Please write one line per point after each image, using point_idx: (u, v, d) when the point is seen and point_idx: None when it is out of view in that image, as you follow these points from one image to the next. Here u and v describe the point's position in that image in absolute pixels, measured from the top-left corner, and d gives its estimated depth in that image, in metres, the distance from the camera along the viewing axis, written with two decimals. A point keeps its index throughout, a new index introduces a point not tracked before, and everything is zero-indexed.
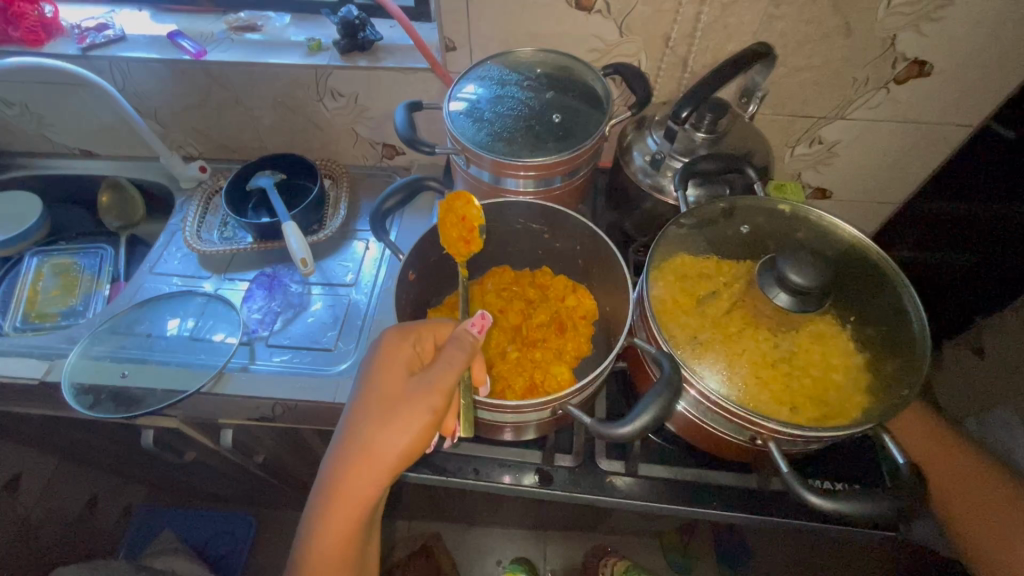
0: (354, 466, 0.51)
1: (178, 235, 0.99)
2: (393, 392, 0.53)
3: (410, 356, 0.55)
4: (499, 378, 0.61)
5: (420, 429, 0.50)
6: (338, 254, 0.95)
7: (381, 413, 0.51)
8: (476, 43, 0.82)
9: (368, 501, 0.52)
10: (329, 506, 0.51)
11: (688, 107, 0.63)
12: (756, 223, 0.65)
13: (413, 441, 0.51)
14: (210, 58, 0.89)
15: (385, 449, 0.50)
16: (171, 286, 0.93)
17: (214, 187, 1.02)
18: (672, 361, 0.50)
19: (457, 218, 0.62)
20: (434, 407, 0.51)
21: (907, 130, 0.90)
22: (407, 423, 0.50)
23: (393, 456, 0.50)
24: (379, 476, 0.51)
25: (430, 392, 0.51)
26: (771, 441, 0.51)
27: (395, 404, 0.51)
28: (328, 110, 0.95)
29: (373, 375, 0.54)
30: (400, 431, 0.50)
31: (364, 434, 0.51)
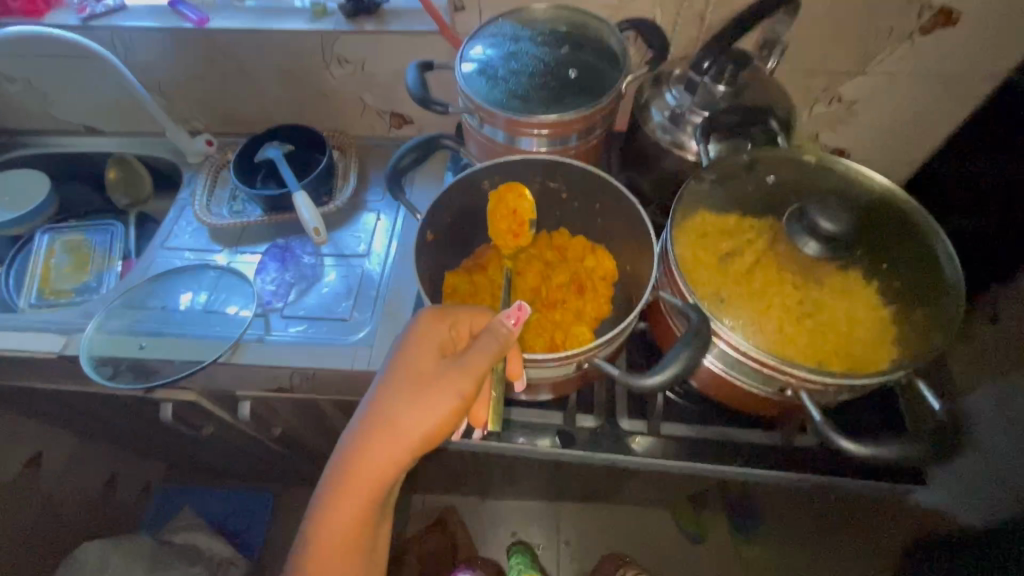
0: (378, 442, 0.50)
1: (187, 210, 0.98)
2: (424, 373, 0.51)
3: (445, 336, 0.53)
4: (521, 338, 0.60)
5: (447, 412, 0.50)
6: (349, 225, 0.93)
7: (411, 391, 0.50)
8: (486, 1, 0.80)
9: (385, 479, 0.51)
10: (344, 476, 0.51)
11: (710, 57, 0.63)
12: (781, 175, 0.64)
13: (439, 422, 0.50)
14: (213, 25, 0.87)
15: (411, 428, 0.50)
16: (183, 261, 0.92)
17: (221, 161, 1.01)
18: (699, 313, 0.49)
19: (508, 210, 0.63)
20: (465, 393, 0.50)
21: (930, 85, 0.87)
22: (435, 404, 0.50)
23: (417, 434, 0.50)
24: (401, 455, 0.50)
25: (462, 378, 0.50)
26: (802, 391, 0.51)
27: (426, 384, 0.50)
28: (335, 78, 0.93)
29: (407, 352, 0.52)
30: (427, 412, 0.49)
31: (391, 410, 0.50)
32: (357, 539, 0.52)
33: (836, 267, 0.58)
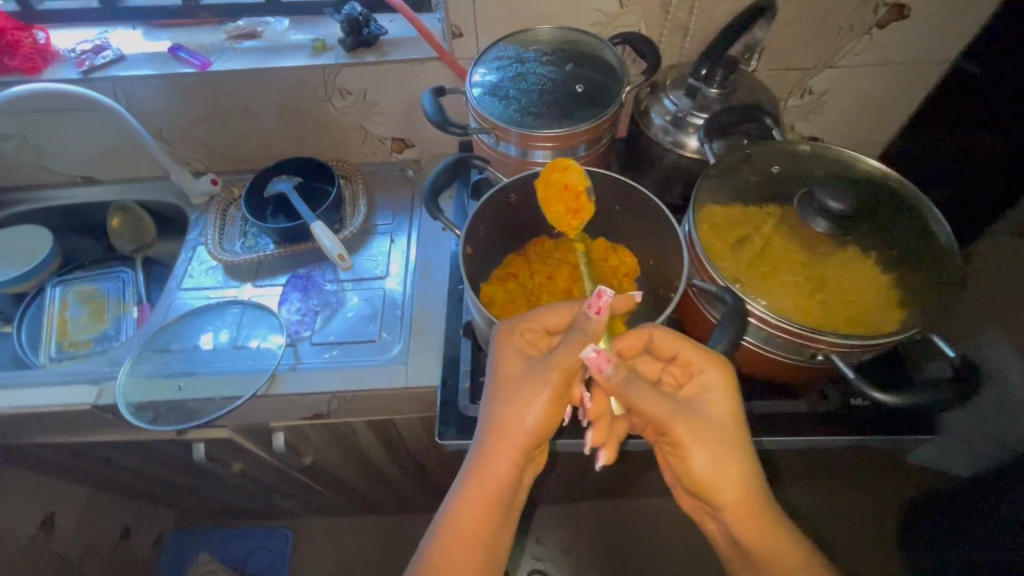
0: (488, 449, 0.54)
1: (199, 250, 0.99)
2: (516, 377, 0.55)
3: (524, 342, 0.58)
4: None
5: (548, 407, 0.53)
6: (364, 250, 0.96)
7: (506, 396, 0.55)
8: (481, 27, 0.84)
9: (504, 481, 0.54)
10: (467, 491, 0.54)
11: (707, 65, 0.70)
12: (784, 164, 0.69)
13: (543, 417, 0.54)
14: (215, 68, 0.89)
15: (518, 428, 0.53)
16: (202, 300, 0.93)
17: (227, 198, 1.02)
18: (735, 297, 0.57)
19: (557, 189, 0.64)
20: (557, 383, 0.53)
21: (888, 73, 0.96)
22: (535, 402, 0.53)
23: (527, 432, 0.54)
24: (516, 455, 0.54)
25: (555, 373, 0.53)
26: (832, 354, 0.57)
27: (516, 385, 0.55)
28: (337, 110, 0.96)
29: (495, 365, 0.57)
30: (530, 411, 0.53)
31: (496, 416, 0.54)
32: (494, 545, 0.55)
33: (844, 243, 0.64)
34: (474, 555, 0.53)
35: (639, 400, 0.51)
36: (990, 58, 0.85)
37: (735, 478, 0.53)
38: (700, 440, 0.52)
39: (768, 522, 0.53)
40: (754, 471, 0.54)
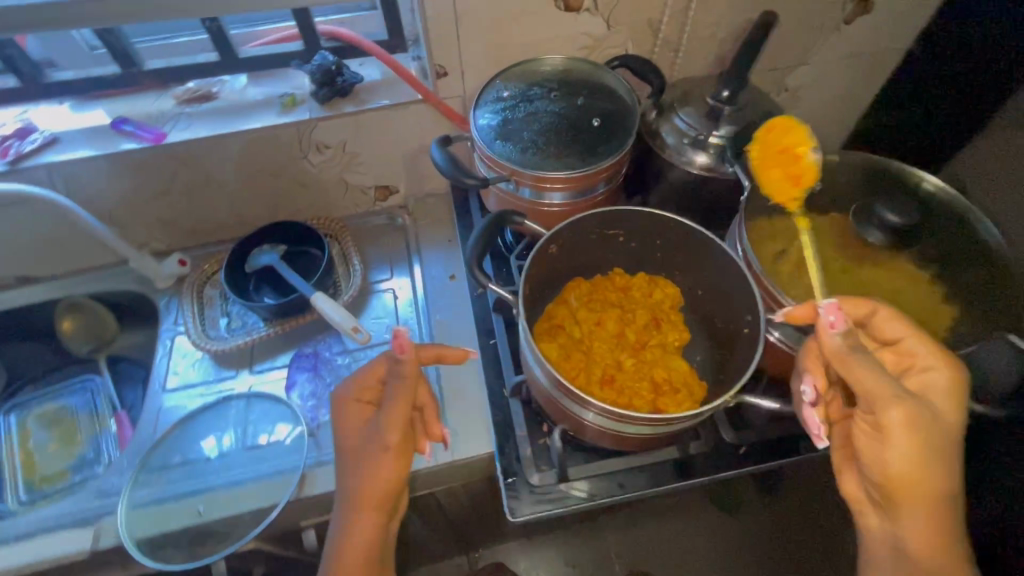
0: (347, 504, 0.57)
1: (177, 342, 0.87)
2: (358, 439, 0.58)
3: (369, 399, 0.59)
4: (625, 389, 0.61)
5: (391, 460, 0.55)
6: (367, 311, 0.89)
7: (353, 458, 0.57)
8: (468, 64, 0.79)
9: (380, 523, 0.57)
10: (347, 535, 0.56)
11: (729, 87, 0.69)
12: (826, 178, 0.69)
13: (385, 472, 0.55)
14: (171, 139, 0.79)
15: (371, 483, 0.56)
16: (193, 400, 0.82)
17: (200, 278, 0.91)
18: None
19: (777, 150, 0.64)
20: (390, 450, 0.55)
21: (856, 63, 0.99)
22: (379, 459, 0.55)
23: (372, 488, 0.56)
24: (380, 504, 0.57)
25: (386, 430, 0.55)
26: None
27: (363, 448, 0.57)
28: (314, 166, 0.88)
29: (341, 425, 0.59)
30: (369, 469, 0.55)
31: (348, 476, 0.57)
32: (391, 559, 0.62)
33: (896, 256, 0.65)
34: None
35: (863, 371, 0.47)
36: (950, 43, 0.90)
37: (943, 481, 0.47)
38: (928, 431, 0.46)
39: (948, 539, 0.48)
40: (961, 487, 0.48)
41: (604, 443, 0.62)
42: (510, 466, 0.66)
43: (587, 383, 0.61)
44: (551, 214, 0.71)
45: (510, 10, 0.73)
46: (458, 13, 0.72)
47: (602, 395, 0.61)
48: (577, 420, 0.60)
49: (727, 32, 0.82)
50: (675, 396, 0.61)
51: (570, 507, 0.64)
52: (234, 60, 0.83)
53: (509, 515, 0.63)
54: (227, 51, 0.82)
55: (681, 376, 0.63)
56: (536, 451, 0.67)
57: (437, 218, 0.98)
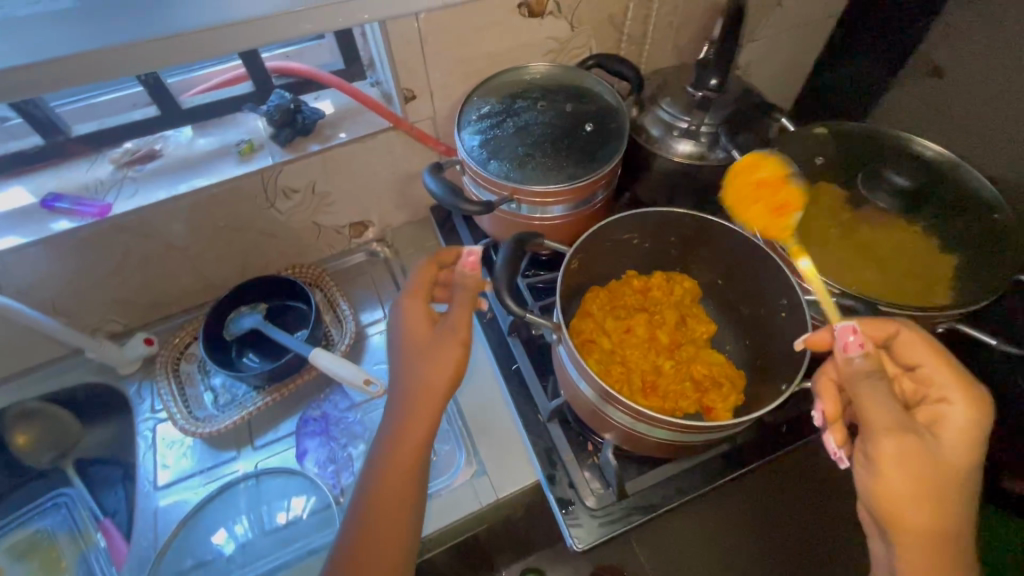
0: (406, 408, 0.58)
1: (162, 431, 0.78)
2: (422, 340, 0.59)
3: (421, 297, 0.62)
4: (669, 394, 0.60)
5: (453, 360, 0.57)
6: (367, 356, 0.83)
7: (415, 354, 0.58)
8: (435, 83, 0.75)
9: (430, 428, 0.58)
10: (393, 442, 0.57)
11: (717, 75, 0.68)
12: (827, 152, 0.71)
13: (446, 372, 0.57)
14: (118, 210, 0.70)
15: (434, 382, 0.57)
16: (195, 493, 0.73)
17: (173, 354, 0.82)
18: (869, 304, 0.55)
19: (750, 182, 0.60)
20: (456, 348, 0.57)
21: (796, 35, 1.03)
22: (442, 359, 0.57)
23: (434, 386, 0.57)
24: (435, 409, 0.58)
25: (454, 331, 0.58)
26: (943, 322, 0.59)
27: (427, 346, 0.58)
28: (282, 213, 0.81)
29: (400, 325, 0.60)
30: (435, 368, 0.57)
31: (410, 376, 0.58)
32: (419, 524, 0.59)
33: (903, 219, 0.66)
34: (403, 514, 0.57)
35: (872, 398, 0.45)
36: (879, 6, 0.95)
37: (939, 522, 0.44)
38: (930, 465, 0.44)
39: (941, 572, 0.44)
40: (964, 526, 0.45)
41: (614, 438, 0.60)
42: (564, 494, 0.64)
43: (630, 394, 0.59)
44: (555, 227, 0.69)
45: (476, 24, 0.70)
46: (423, 33, 0.68)
47: (647, 403, 0.59)
48: (611, 425, 0.58)
49: (684, 19, 0.83)
50: (722, 392, 0.61)
51: (633, 523, 0.62)
52: (176, 111, 0.75)
53: (576, 546, 0.61)
54: (167, 103, 0.74)
55: (719, 370, 0.63)
56: (587, 472, 0.65)
57: (420, 246, 0.94)
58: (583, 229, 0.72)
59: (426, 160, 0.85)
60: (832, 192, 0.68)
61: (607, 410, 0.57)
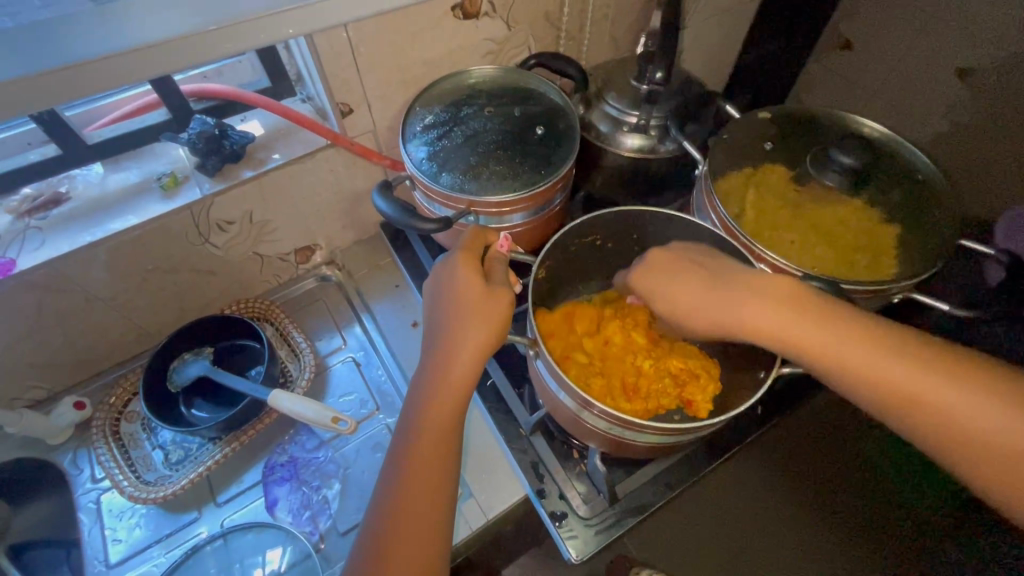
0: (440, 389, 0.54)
1: (108, 502, 0.70)
2: (474, 293, 0.56)
3: (473, 254, 0.58)
4: (648, 393, 0.60)
5: (502, 322, 0.55)
6: (332, 389, 0.78)
7: (459, 309, 0.55)
8: (372, 95, 0.71)
9: (459, 402, 0.55)
10: (423, 421, 0.54)
11: (663, 69, 0.68)
12: (773, 136, 0.72)
13: (493, 334, 0.54)
14: (25, 264, 0.62)
15: (481, 343, 0.54)
16: (156, 564, 0.66)
17: (112, 415, 0.74)
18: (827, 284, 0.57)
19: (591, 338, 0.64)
20: (509, 304, 0.55)
21: (722, 20, 1.05)
22: (492, 317, 0.54)
23: (479, 349, 0.54)
24: (470, 383, 0.55)
25: (504, 294, 0.56)
26: (901, 292, 0.62)
27: (481, 303, 0.54)
28: (219, 248, 0.75)
29: (454, 281, 0.56)
30: (485, 326, 0.54)
31: (451, 334, 0.55)
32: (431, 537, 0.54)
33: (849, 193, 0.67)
34: (418, 514, 0.53)
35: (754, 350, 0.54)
36: None
37: (844, 334, 0.50)
38: (753, 318, 0.52)
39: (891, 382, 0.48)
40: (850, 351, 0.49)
41: (598, 444, 0.60)
42: (556, 507, 0.63)
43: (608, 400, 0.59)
44: (517, 235, 0.67)
45: (411, 29, 0.66)
46: (353, 42, 0.64)
47: (627, 405, 0.59)
48: (592, 431, 0.57)
49: (618, 11, 0.83)
50: (700, 385, 0.61)
51: (626, 527, 0.62)
52: (80, 148, 0.67)
53: (574, 558, 0.60)
54: (68, 140, 0.66)
55: (694, 362, 0.63)
56: (576, 481, 0.64)
57: (373, 265, 0.89)
58: (543, 233, 0.70)
59: (371, 175, 0.81)
60: (778, 171, 0.69)
61: (592, 419, 0.55)
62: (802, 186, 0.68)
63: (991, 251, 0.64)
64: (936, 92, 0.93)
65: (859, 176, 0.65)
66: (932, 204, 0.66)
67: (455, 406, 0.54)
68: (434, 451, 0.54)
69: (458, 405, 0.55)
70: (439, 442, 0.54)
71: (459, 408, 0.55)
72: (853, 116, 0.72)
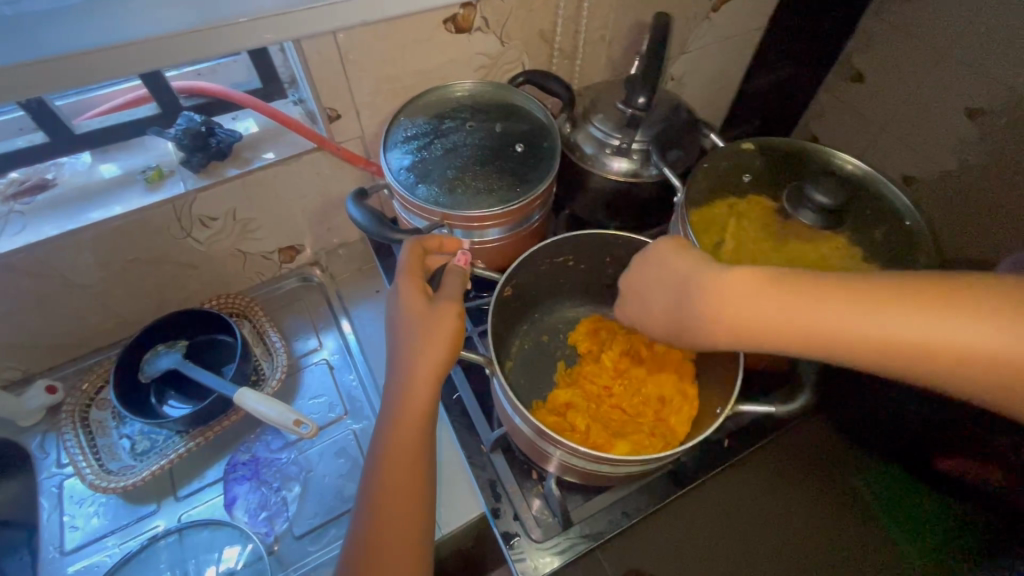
0: (395, 402, 0.55)
1: (70, 488, 0.71)
2: (424, 312, 0.56)
3: (418, 275, 0.58)
4: (628, 426, 0.60)
5: (455, 339, 0.55)
6: (302, 390, 0.79)
7: (413, 327, 0.55)
8: (361, 102, 0.71)
9: (417, 416, 0.55)
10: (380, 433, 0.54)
11: (644, 94, 0.68)
12: (753, 168, 0.71)
13: (446, 352, 0.54)
14: (3, 247, 0.62)
15: (433, 361, 0.54)
16: (110, 554, 0.66)
17: (83, 401, 0.75)
18: None
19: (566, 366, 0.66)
20: (456, 318, 0.55)
21: (725, 46, 1.04)
22: (442, 335, 0.54)
23: (433, 366, 0.54)
24: (428, 398, 0.55)
25: (454, 311, 0.56)
26: None
27: (427, 323, 0.55)
28: (201, 243, 0.76)
29: (401, 308, 0.57)
30: (436, 343, 0.54)
31: (406, 353, 0.55)
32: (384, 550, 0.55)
33: (829, 231, 0.66)
34: (369, 528, 0.52)
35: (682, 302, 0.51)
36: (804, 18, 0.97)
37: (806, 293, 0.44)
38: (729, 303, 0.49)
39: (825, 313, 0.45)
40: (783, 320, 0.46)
41: (555, 468, 0.59)
42: (509, 528, 0.62)
43: (585, 431, 0.58)
44: (492, 250, 0.67)
45: (403, 39, 0.67)
46: (343, 49, 0.64)
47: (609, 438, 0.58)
48: (547, 455, 0.57)
49: (615, 33, 0.83)
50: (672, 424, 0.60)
51: (580, 553, 0.61)
52: (68, 138, 0.68)
53: None
54: (58, 128, 0.67)
55: (671, 392, 0.62)
56: (532, 501, 0.64)
57: (356, 269, 0.90)
58: (519, 251, 0.70)
59: (358, 181, 0.81)
60: (760, 204, 0.69)
61: (546, 442, 0.55)
62: (784, 220, 0.67)
63: (962, 300, 0.64)
64: (944, 131, 0.92)
65: (837, 213, 0.65)
66: (909, 248, 0.65)
67: (412, 419, 0.54)
68: (385, 462, 0.54)
69: (414, 418, 0.54)
70: (392, 454, 0.54)
71: (415, 421, 0.55)
72: (834, 152, 0.72)
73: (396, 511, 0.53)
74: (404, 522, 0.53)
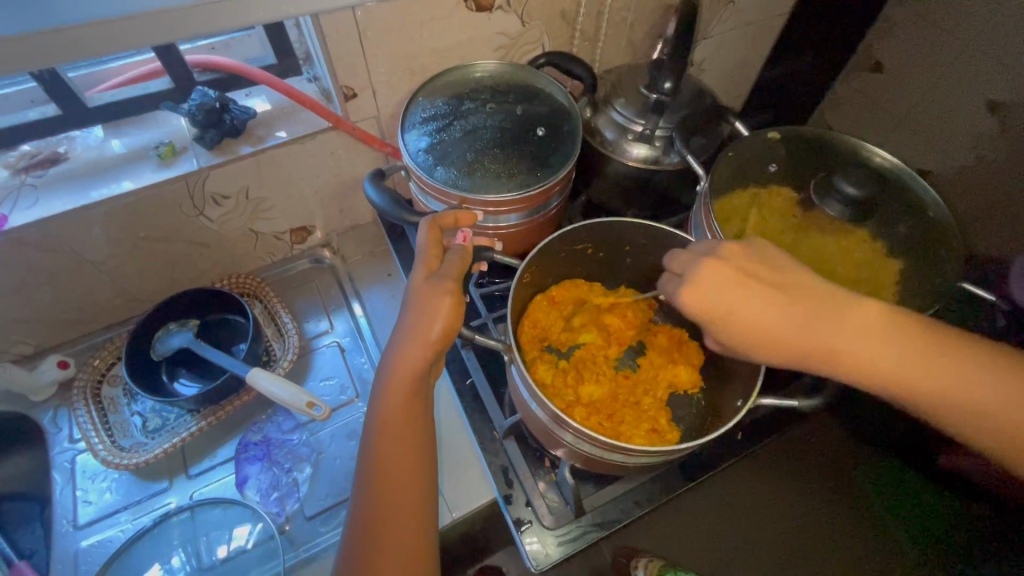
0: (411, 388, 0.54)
1: (83, 463, 0.71)
2: (422, 286, 0.54)
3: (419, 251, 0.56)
4: (607, 382, 0.62)
5: (452, 311, 0.53)
6: (314, 371, 0.78)
7: (413, 303, 0.54)
8: (377, 82, 0.70)
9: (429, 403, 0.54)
10: (393, 416, 0.53)
11: (671, 79, 0.66)
12: (777, 158, 0.70)
13: (445, 324, 0.53)
14: (16, 220, 0.62)
15: (427, 334, 0.52)
16: (122, 530, 0.67)
17: (95, 377, 0.75)
18: None
19: (545, 319, 0.66)
20: (453, 294, 0.53)
21: (746, 32, 1.02)
22: (439, 307, 0.53)
23: (432, 342, 0.53)
24: None
25: (450, 285, 0.54)
26: None
27: (425, 296, 0.53)
28: (213, 222, 0.75)
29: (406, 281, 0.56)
30: (433, 316, 0.52)
31: (404, 323, 0.53)
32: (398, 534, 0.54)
33: (854, 224, 0.65)
34: (383, 516, 0.52)
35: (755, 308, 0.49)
36: None
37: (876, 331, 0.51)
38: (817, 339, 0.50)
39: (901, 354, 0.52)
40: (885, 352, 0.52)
41: (569, 457, 0.59)
42: (521, 514, 0.62)
43: (555, 380, 0.62)
44: (507, 236, 0.67)
45: (421, 17, 0.65)
46: (361, 27, 0.63)
47: (577, 397, 0.61)
48: (562, 443, 0.56)
49: (638, 15, 0.81)
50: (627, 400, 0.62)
51: (591, 541, 0.61)
52: (80, 111, 0.68)
53: (535, 568, 0.59)
54: (70, 100, 0.66)
55: (642, 396, 0.63)
56: (543, 488, 0.64)
57: (368, 253, 0.89)
58: (536, 236, 0.69)
59: (371, 162, 0.80)
60: (783, 195, 0.67)
61: (564, 430, 0.54)
62: (806, 211, 0.66)
63: (987, 296, 0.63)
64: (966, 127, 0.90)
65: (863, 206, 0.64)
66: (936, 242, 0.64)
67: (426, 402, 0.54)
68: (402, 448, 0.54)
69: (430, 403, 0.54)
70: (406, 439, 0.54)
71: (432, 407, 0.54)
72: (863, 143, 0.70)
73: (411, 496, 0.53)
74: (414, 506, 0.53)
